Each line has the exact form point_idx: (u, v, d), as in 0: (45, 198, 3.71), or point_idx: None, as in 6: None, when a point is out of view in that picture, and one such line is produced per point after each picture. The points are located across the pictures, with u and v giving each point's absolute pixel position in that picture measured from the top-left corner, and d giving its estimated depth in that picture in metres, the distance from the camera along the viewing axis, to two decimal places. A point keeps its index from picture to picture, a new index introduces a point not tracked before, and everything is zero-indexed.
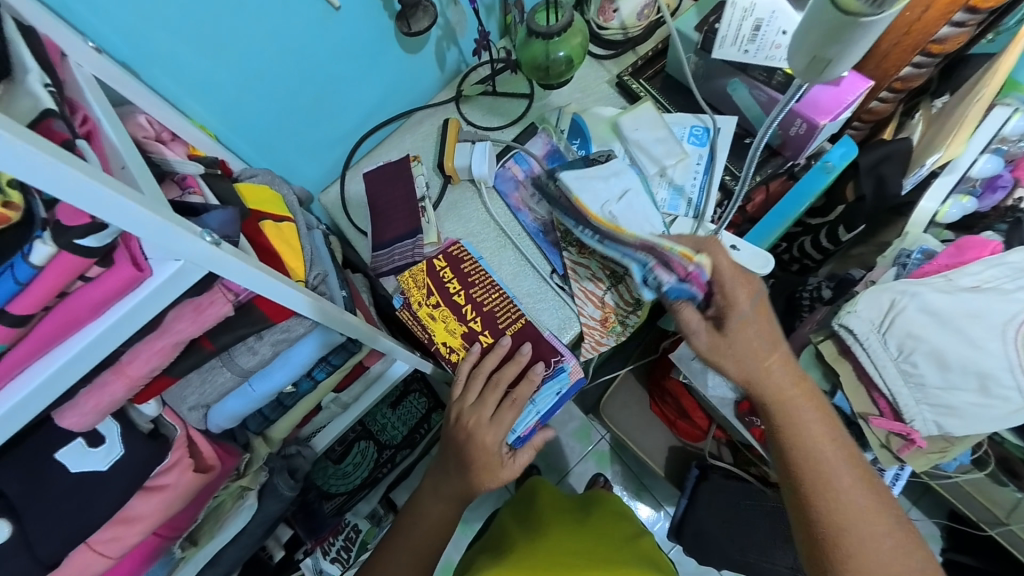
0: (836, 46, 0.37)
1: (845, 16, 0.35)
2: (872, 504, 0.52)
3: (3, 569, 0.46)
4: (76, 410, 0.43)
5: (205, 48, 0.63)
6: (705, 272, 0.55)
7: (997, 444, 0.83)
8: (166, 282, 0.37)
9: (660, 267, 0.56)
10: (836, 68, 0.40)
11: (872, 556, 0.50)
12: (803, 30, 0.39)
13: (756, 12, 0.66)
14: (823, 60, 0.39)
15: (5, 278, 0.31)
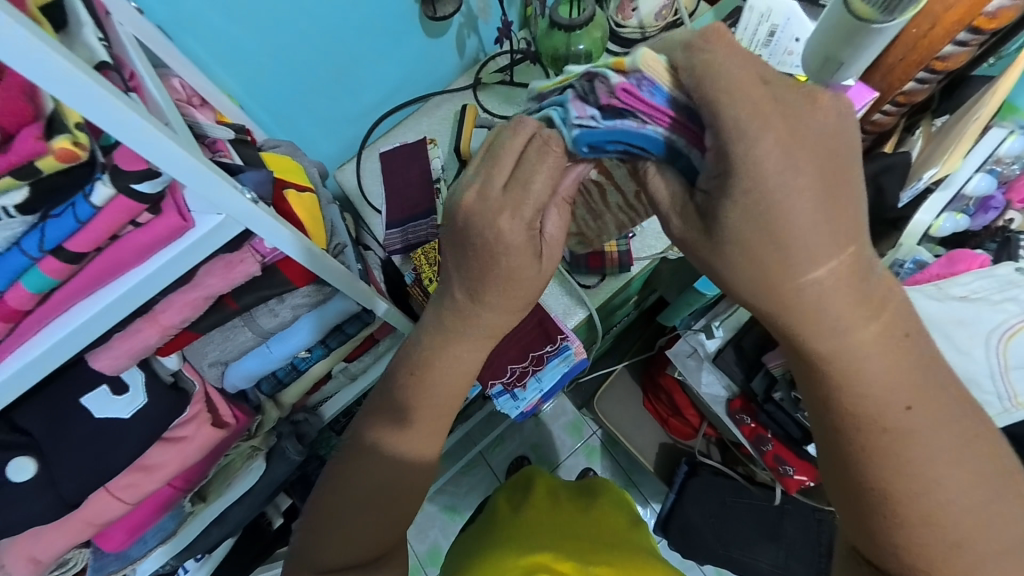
0: (853, 47, 0.40)
1: (859, 21, 0.38)
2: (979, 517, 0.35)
3: (30, 505, 0.48)
4: (110, 354, 0.46)
5: (237, 17, 0.64)
6: (652, 81, 0.35)
7: None
8: (207, 234, 0.39)
9: (579, 100, 0.39)
10: (847, 70, 0.43)
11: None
12: (820, 32, 0.42)
13: (771, 18, 0.65)
14: (836, 61, 0.43)
15: (66, 216, 0.32)
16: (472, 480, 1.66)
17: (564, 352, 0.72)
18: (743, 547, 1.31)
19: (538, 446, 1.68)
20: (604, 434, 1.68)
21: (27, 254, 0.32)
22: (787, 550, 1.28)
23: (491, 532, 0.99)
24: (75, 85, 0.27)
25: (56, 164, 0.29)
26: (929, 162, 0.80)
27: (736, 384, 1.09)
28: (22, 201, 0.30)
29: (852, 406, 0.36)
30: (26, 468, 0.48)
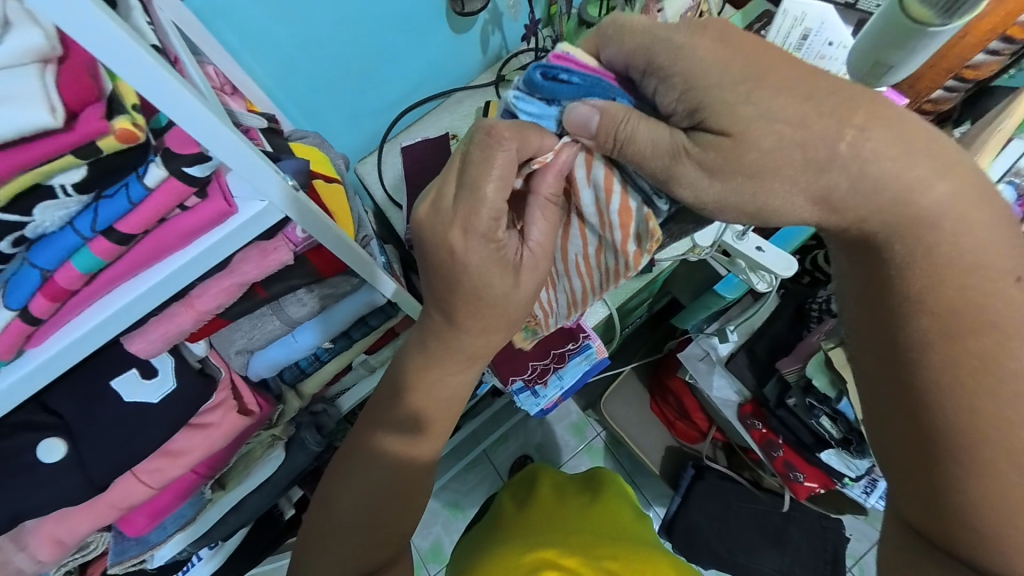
0: (902, 52, 0.41)
1: (915, 23, 0.38)
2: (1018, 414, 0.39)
3: (60, 485, 0.48)
4: (146, 338, 0.46)
5: (271, 6, 0.64)
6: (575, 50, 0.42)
7: None
8: (250, 220, 0.39)
9: None
10: (895, 75, 0.43)
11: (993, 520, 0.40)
12: (869, 41, 0.42)
13: (804, 21, 0.65)
14: (885, 65, 0.42)
15: (119, 197, 0.32)
16: (476, 477, 1.66)
17: (585, 351, 0.73)
18: (748, 552, 1.30)
19: (542, 446, 1.68)
20: (608, 435, 1.68)
21: (79, 234, 0.32)
22: (792, 556, 1.27)
23: (499, 528, 0.98)
24: (139, 64, 0.27)
25: (116, 145, 0.28)
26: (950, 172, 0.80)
27: (747, 389, 1.09)
28: (79, 180, 0.30)
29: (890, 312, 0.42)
30: (56, 449, 0.48)
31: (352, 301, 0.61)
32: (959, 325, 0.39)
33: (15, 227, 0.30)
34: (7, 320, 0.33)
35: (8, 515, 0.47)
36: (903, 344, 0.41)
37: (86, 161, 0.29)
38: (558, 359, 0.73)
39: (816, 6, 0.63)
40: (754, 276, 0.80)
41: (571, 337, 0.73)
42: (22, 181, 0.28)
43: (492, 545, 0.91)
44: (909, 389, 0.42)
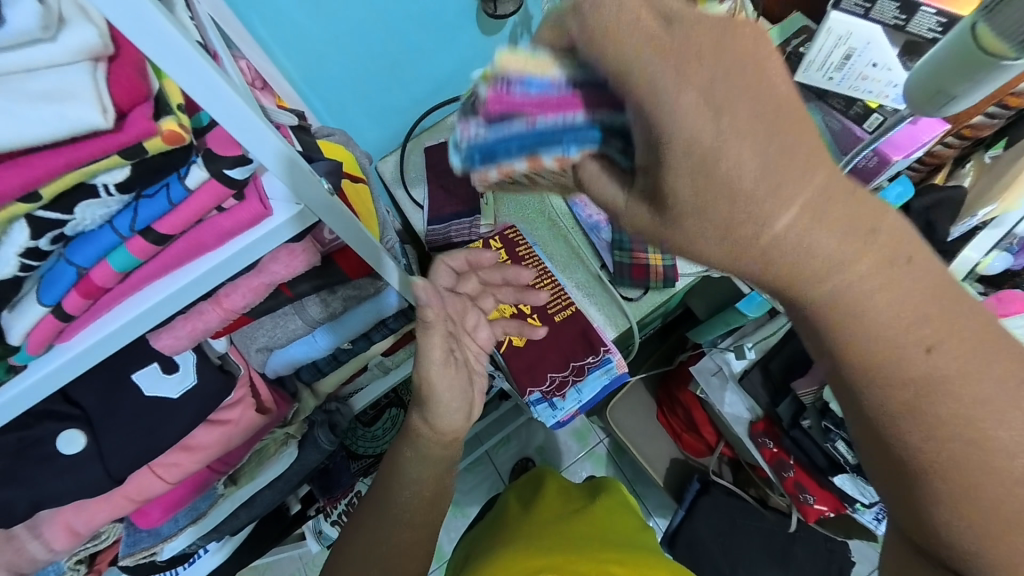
0: (963, 84, 0.41)
1: (988, 56, 0.39)
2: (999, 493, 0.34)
3: (80, 475, 0.48)
4: (173, 334, 0.45)
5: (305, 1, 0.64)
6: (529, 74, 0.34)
7: None
8: (284, 223, 0.38)
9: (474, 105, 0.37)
10: (958, 104, 0.44)
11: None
12: (935, 66, 0.43)
13: (849, 40, 0.64)
14: (948, 95, 0.43)
15: (159, 196, 0.32)
16: (477, 477, 1.66)
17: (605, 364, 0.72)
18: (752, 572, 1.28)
19: (544, 449, 1.67)
20: (611, 442, 1.66)
21: (117, 233, 0.32)
22: None
23: (501, 531, 0.98)
24: (189, 62, 0.27)
25: (162, 146, 0.28)
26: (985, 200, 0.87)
27: (760, 407, 1.06)
28: (123, 179, 0.29)
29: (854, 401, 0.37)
30: (77, 440, 0.48)
31: (373, 304, 0.60)
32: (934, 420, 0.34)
33: (56, 225, 0.29)
34: (39, 316, 0.33)
35: (25, 504, 0.47)
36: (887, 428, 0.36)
37: (129, 161, 0.28)
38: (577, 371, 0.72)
39: (864, 27, 0.62)
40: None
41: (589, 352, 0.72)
42: (66, 180, 0.27)
43: (496, 543, 0.92)
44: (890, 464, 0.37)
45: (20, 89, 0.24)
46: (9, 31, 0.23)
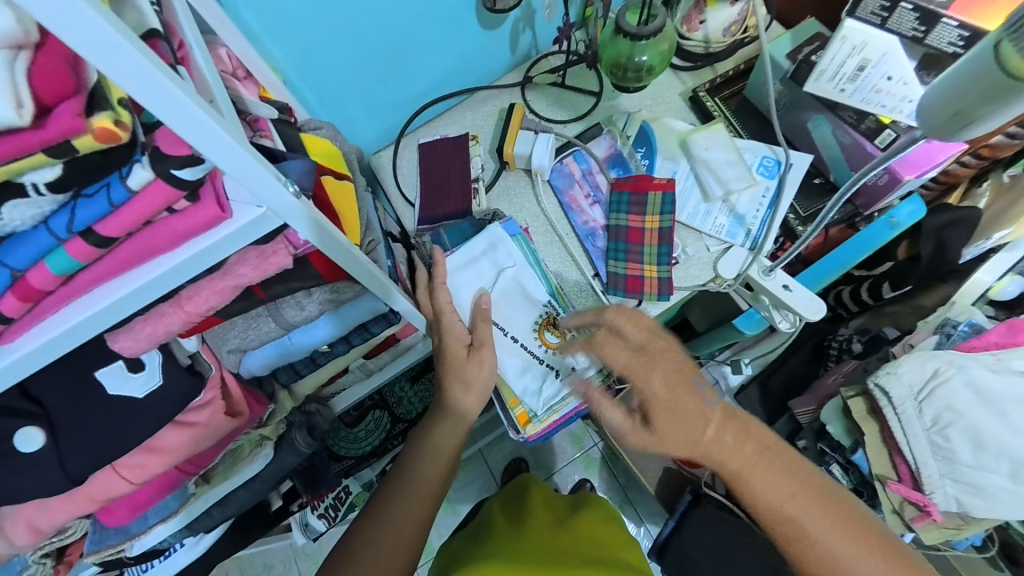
0: (990, 107, 0.38)
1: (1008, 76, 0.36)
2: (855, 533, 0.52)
3: (37, 477, 0.47)
4: (133, 336, 0.44)
5: None
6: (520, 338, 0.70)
7: (1003, 529, 0.83)
8: (245, 228, 0.36)
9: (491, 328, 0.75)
10: (978, 127, 0.40)
11: None
12: (956, 84, 0.39)
13: (865, 51, 0.60)
14: (966, 118, 0.40)
15: (98, 197, 0.29)
16: (467, 477, 1.64)
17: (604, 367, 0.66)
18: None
19: (537, 451, 1.65)
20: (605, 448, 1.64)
21: (54, 235, 0.30)
22: None
23: (486, 540, 0.96)
24: (119, 56, 0.24)
25: (94, 144, 0.26)
26: (1001, 223, 0.85)
27: None
28: (54, 178, 0.27)
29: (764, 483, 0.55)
30: (36, 439, 0.46)
31: (349, 307, 0.58)
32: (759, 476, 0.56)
33: None
34: None
35: None
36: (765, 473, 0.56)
37: (59, 160, 0.26)
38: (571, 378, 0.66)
39: (881, 37, 0.59)
40: (775, 313, 0.75)
41: (577, 365, 0.67)
42: None
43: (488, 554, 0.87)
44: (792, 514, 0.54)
45: None
46: None
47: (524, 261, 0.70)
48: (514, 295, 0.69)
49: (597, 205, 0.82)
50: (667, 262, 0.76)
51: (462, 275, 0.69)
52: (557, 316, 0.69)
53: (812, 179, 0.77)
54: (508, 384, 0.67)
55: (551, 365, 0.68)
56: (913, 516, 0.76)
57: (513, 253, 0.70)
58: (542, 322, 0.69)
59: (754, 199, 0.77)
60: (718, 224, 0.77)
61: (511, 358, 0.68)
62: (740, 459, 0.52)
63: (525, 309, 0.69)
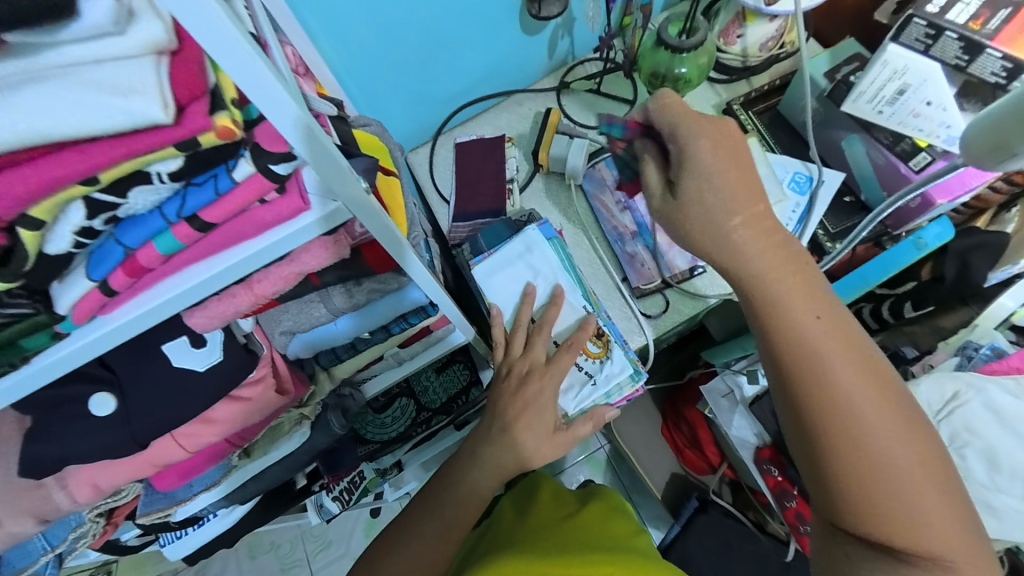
0: None
1: None
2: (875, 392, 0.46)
3: (106, 438, 0.50)
4: (205, 314, 0.47)
5: None
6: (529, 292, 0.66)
7: (1015, 553, 0.84)
8: (321, 218, 0.39)
9: None
10: (1016, 161, 0.44)
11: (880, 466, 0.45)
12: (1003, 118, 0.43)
13: (905, 76, 0.62)
14: (1008, 150, 0.43)
15: (207, 186, 0.33)
16: None
17: (634, 371, 0.68)
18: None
19: None
20: (611, 449, 1.66)
21: (165, 218, 0.33)
22: None
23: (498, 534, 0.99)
24: (244, 60, 0.27)
25: (215, 140, 0.29)
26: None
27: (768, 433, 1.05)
28: (175, 169, 0.30)
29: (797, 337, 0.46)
30: (108, 403, 0.50)
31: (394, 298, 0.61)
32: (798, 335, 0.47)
33: (111, 207, 0.30)
34: (87, 289, 0.35)
35: (56, 459, 0.50)
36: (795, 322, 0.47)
37: (184, 153, 0.29)
38: (606, 382, 0.69)
39: (922, 62, 0.60)
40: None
41: (609, 371, 0.69)
42: (124, 169, 0.28)
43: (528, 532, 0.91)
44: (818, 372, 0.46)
45: (85, 81, 0.25)
46: (83, 25, 0.24)
47: (559, 264, 0.72)
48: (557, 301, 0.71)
49: (628, 211, 0.83)
50: (690, 267, 0.78)
51: (500, 275, 0.72)
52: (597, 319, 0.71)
53: (843, 197, 0.79)
54: None
55: (588, 372, 0.70)
56: None
57: (548, 257, 0.72)
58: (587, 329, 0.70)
59: (784, 213, 0.77)
60: None
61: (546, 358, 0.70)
62: (754, 268, 0.47)
63: (565, 312, 0.71)
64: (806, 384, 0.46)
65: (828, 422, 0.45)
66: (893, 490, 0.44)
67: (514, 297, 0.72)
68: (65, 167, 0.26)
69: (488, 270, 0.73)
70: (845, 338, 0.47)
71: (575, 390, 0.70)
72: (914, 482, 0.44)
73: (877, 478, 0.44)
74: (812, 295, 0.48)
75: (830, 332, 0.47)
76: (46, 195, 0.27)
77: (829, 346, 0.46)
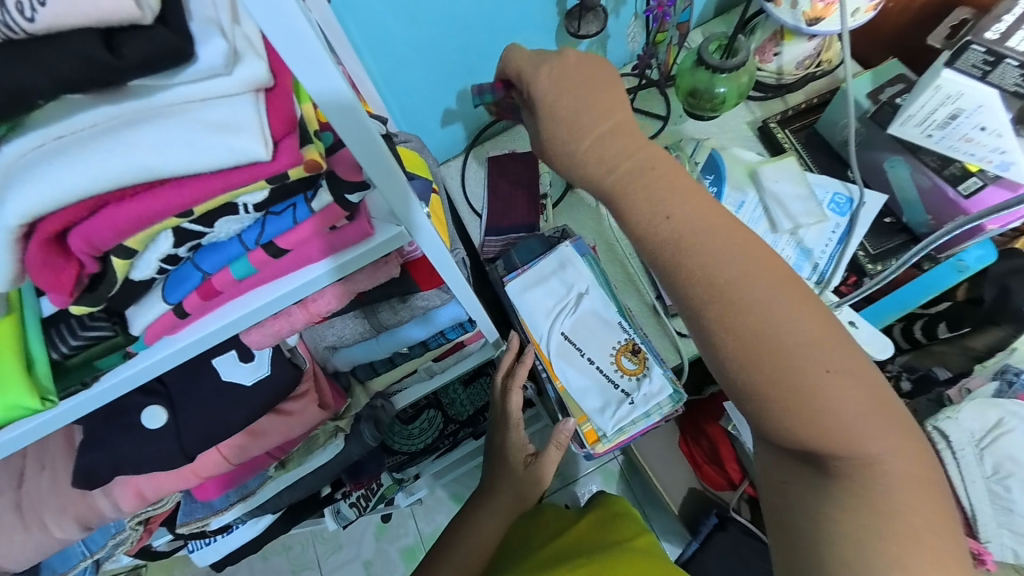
0: None
1: None
2: (796, 311, 0.41)
3: (156, 449, 0.51)
4: (261, 331, 0.48)
5: (400, 8, 0.65)
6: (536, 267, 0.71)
7: None
8: (384, 243, 0.39)
9: None
10: None
11: (837, 406, 0.39)
12: None
13: (958, 102, 0.61)
14: None
15: (286, 215, 0.34)
16: None
17: (672, 392, 0.67)
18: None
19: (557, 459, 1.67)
20: (624, 461, 1.65)
21: (244, 245, 0.34)
22: None
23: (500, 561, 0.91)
24: (335, 97, 0.28)
25: (303, 173, 0.30)
26: None
27: None
28: (260, 200, 0.31)
29: (704, 266, 0.42)
30: (159, 415, 0.51)
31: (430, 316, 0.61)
32: (700, 261, 0.43)
33: (197, 236, 0.32)
34: (162, 312, 0.35)
35: (110, 468, 0.50)
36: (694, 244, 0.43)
37: (272, 184, 0.30)
38: (646, 403, 0.68)
39: (978, 89, 0.59)
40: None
41: (648, 391, 0.68)
42: (217, 200, 0.30)
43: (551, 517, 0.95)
44: (733, 309, 0.41)
45: (190, 120, 0.26)
46: (198, 69, 0.25)
47: (594, 282, 0.72)
48: (593, 322, 0.71)
49: None
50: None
51: (534, 292, 0.72)
52: (635, 338, 0.70)
53: (883, 218, 0.77)
54: (577, 401, 0.69)
55: (625, 391, 0.69)
56: None
57: (583, 274, 0.72)
58: (621, 347, 0.70)
59: (822, 234, 0.78)
60: (785, 255, 0.78)
61: (581, 376, 0.69)
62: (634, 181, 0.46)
63: (601, 330, 0.71)
64: (727, 327, 0.41)
65: (757, 371, 0.40)
66: (846, 431, 0.39)
67: (549, 315, 0.71)
68: (164, 202, 0.28)
69: (523, 287, 0.73)
70: (750, 253, 0.43)
71: (614, 411, 0.68)
72: (866, 416, 0.39)
73: (827, 422, 0.39)
74: (690, 190, 0.45)
75: (722, 238, 0.43)
76: (144, 226, 0.29)
77: (723, 257, 0.42)
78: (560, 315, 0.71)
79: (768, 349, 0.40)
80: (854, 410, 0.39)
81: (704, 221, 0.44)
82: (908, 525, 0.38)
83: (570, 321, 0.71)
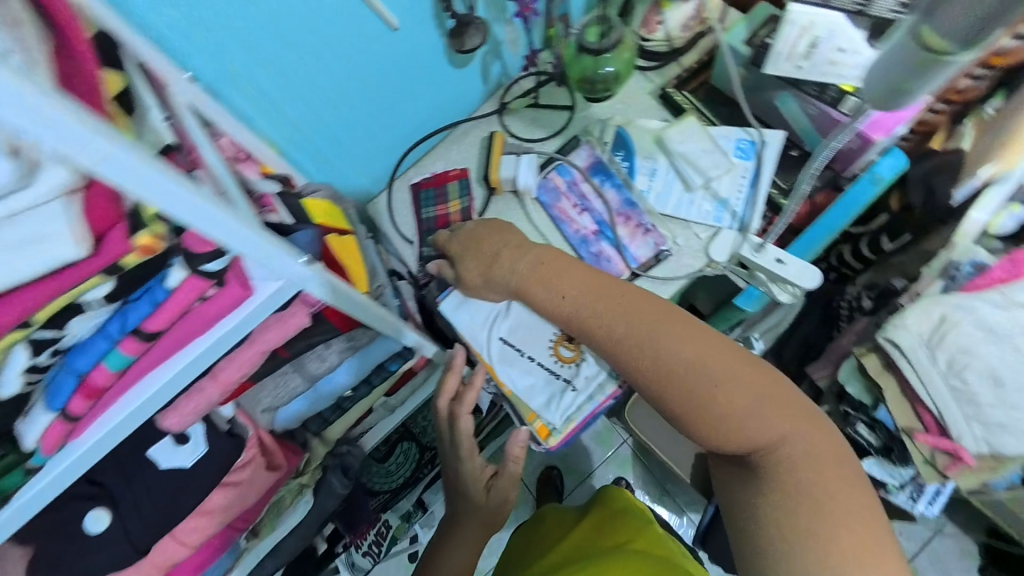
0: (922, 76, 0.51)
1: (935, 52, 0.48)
2: (685, 348, 0.55)
3: (105, 553, 0.50)
4: (179, 412, 0.47)
5: (275, 68, 0.66)
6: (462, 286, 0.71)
7: None
8: (269, 301, 0.39)
9: None
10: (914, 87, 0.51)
11: (735, 408, 0.53)
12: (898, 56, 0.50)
13: (813, 30, 0.66)
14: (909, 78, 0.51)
15: (142, 301, 0.34)
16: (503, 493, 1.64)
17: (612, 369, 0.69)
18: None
19: (567, 457, 1.66)
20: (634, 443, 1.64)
21: (110, 338, 0.35)
22: None
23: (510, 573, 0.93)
24: (145, 178, 0.28)
25: (138, 260, 0.31)
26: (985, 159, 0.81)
27: None
28: (107, 291, 0.32)
29: (609, 334, 0.59)
30: (101, 517, 0.50)
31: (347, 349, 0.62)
32: (608, 332, 0.58)
33: (51, 342, 0.33)
34: (49, 422, 0.35)
35: None
36: (600, 321, 0.59)
37: (111, 275, 0.31)
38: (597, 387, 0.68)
39: (826, 15, 0.65)
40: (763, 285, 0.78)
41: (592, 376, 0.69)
42: (57, 303, 0.30)
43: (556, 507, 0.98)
44: (639, 357, 0.57)
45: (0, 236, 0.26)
46: None
47: None
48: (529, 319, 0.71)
49: (586, 212, 0.84)
50: (655, 253, 0.80)
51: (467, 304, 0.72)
52: None
53: (790, 151, 0.81)
54: (526, 401, 0.69)
55: (567, 379, 0.70)
56: (944, 463, 0.77)
57: None
58: (557, 337, 0.71)
59: (734, 185, 0.80)
60: (704, 211, 0.80)
61: (526, 376, 0.70)
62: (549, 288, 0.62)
63: (537, 326, 0.71)
64: (641, 371, 0.57)
65: (666, 393, 0.55)
66: (746, 428, 0.52)
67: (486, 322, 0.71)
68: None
69: (455, 302, 0.73)
70: (639, 312, 0.58)
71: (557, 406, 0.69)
72: (761, 413, 0.53)
73: (731, 423, 0.53)
74: (586, 282, 0.61)
75: (612, 306, 0.59)
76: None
77: (619, 323, 0.58)
78: (496, 321, 0.71)
79: (668, 380, 0.55)
80: (748, 413, 0.52)
81: (599, 300, 0.59)
82: (816, 502, 0.48)
83: (506, 325, 0.71)
